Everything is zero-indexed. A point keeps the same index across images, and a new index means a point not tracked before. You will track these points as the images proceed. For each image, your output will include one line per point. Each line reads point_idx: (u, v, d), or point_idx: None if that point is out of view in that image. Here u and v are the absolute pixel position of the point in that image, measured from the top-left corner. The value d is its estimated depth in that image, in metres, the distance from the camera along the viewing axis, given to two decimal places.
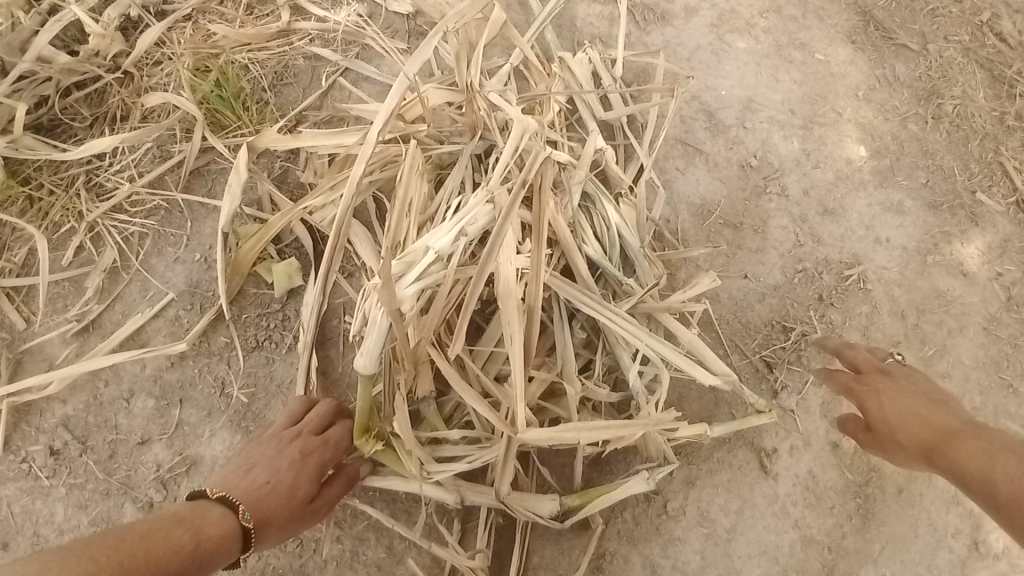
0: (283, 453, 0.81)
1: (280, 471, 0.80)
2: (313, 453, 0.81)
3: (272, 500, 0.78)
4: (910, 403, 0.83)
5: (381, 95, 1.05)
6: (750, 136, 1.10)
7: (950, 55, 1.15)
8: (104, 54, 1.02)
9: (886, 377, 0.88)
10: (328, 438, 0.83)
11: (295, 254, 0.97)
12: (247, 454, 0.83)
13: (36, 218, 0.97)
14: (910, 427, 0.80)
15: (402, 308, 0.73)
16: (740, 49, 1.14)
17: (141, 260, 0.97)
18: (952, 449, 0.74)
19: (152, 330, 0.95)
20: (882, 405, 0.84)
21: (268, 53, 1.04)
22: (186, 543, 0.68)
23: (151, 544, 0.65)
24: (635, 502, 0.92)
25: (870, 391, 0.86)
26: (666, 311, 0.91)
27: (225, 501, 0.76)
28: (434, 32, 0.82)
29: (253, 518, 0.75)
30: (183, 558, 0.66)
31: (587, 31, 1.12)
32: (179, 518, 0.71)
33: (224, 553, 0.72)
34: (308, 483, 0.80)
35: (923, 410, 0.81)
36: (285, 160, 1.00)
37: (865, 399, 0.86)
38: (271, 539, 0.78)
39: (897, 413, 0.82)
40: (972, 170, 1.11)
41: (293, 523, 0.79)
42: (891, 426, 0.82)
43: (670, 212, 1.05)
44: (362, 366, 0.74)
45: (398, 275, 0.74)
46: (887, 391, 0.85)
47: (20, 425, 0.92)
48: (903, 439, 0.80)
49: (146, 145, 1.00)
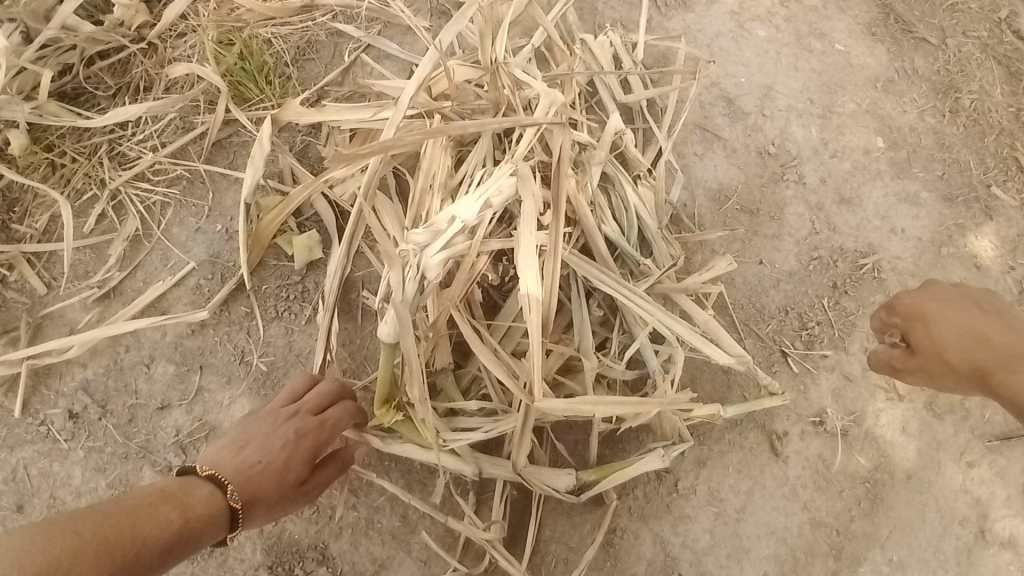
0: (278, 434, 0.80)
1: (272, 453, 0.79)
2: (307, 436, 0.80)
3: (262, 481, 0.77)
4: (959, 320, 0.81)
5: (402, 73, 1.05)
6: (769, 124, 1.10)
7: (969, 50, 1.15)
8: (128, 25, 1.02)
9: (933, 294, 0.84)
10: (326, 420, 0.82)
11: (315, 227, 0.98)
12: (242, 430, 0.82)
13: (59, 184, 0.98)
14: (963, 348, 0.79)
15: (426, 276, 0.76)
16: (761, 37, 1.14)
17: (163, 229, 0.98)
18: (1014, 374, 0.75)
19: (173, 298, 0.96)
20: (930, 325, 0.81)
21: (291, 28, 1.05)
22: (173, 520, 0.68)
23: (140, 520, 0.65)
24: (647, 479, 0.93)
25: (915, 316, 0.83)
26: (683, 292, 0.92)
27: (213, 479, 0.76)
28: (462, 12, 0.87)
29: (241, 499, 0.75)
30: (170, 536, 0.66)
31: (608, 15, 1.12)
32: (167, 494, 0.70)
33: (213, 531, 0.72)
34: (300, 467, 0.79)
35: (972, 328, 0.80)
36: (306, 135, 1.01)
37: (909, 317, 0.83)
38: (259, 519, 0.77)
39: (946, 334, 0.80)
40: (988, 164, 1.11)
41: (282, 505, 0.79)
42: (941, 348, 0.80)
43: (687, 196, 1.06)
44: (385, 334, 0.78)
45: (422, 245, 0.75)
46: (931, 311, 0.82)
47: (41, 387, 0.93)
48: (956, 362, 0.79)
49: (170, 116, 1.01)
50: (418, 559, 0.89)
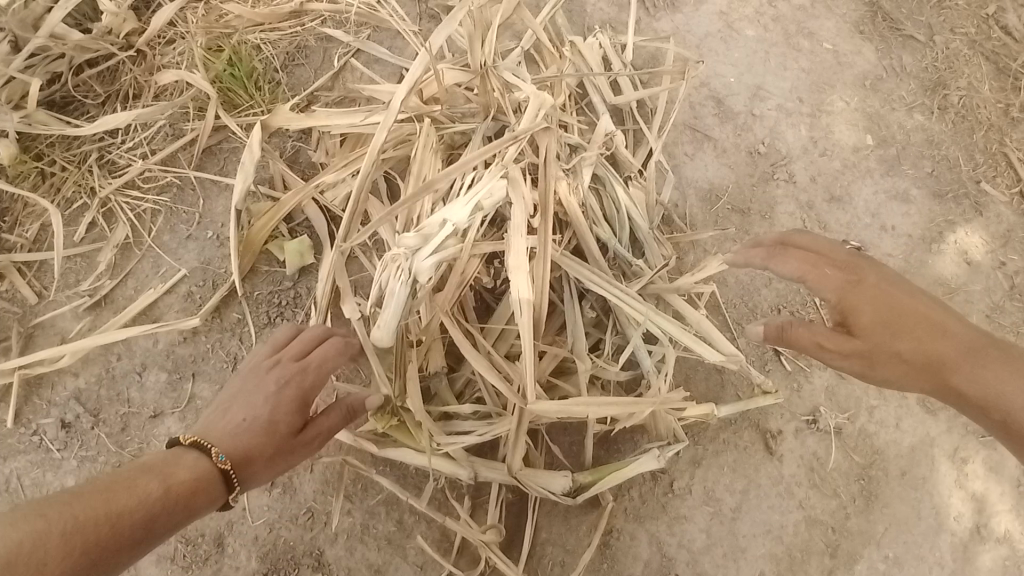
0: (261, 389, 0.75)
1: (256, 408, 0.74)
2: (288, 385, 0.75)
3: (251, 437, 0.72)
4: (894, 300, 0.72)
5: (391, 77, 1.05)
6: (758, 123, 1.11)
7: (956, 47, 1.16)
8: (116, 33, 1.02)
9: (869, 265, 0.74)
10: (307, 364, 0.77)
11: (306, 232, 0.97)
12: (228, 393, 0.78)
13: (49, 193, 0.98)
14: (901, 336, 0.71)
15: (418, 280, 0.76)
16: (749, 37, 1.15)
17: (154, 237, 0.98)
18: (956, 367, 0.71)
19: (165, 305, 0.96)
20: (870, 305, 0.71)
21: (280, 34, 1.05)
22: (153, 490, 0.63)
23: (115, 494, 0.61)
24: (642, 480, 0.93)
25: (853, 287, 0.72)
26: (676, 292, 0.92)
27: (199, 446, 0.71)
28: (450, 18, 0.88)
29: (228, 460, 0.70)
30: (151, 506, 0.62)
31: (597, 17, 1.13)
32: (148, 467, 0.66)
33: (206, 496, 0.67)
34: (287, 417, 0.74)
35: (904, 307, 0.72)
36: (297, 140, 1.01)
37: (849, 291, 0.71)
38: (259, 476, 0.72)
39: (883, 315, 0.71)
40: (977, 160, 1.12)
41: (281, 458, 0.73)
42: (876, 333, 0.71)
43: (679, 196, 1.06)
44: (378, 338, 0.77)
45: (414, 248, 0.75)
46: (868, 287, 0.72)
47: (34, 397, 0.93)
48: (896, 352, 0.71)
49: (159, 124, 1.01)
50: (414, 564, 0.89)
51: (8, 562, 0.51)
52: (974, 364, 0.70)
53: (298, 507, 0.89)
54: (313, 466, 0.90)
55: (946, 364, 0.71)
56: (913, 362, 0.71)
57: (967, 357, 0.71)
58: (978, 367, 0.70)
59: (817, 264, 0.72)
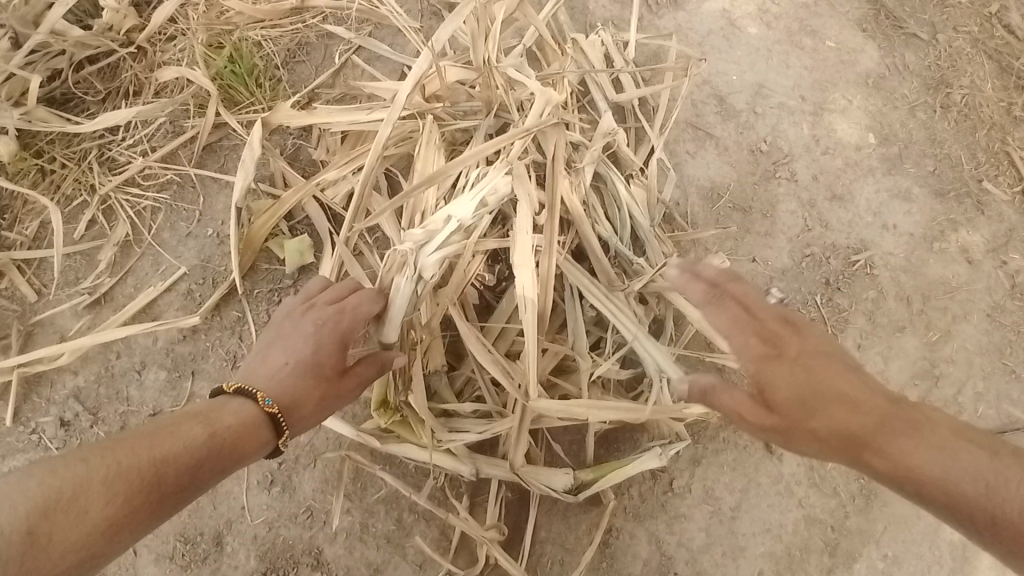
0: (302, 334, 0.74)
1: (299, 353, 0.73)
2: (329, 328, 0.74)
3: (295, 381, 0.71)
4: (813, 368, 0.65)
5: (392, 74, 1.05)
6: (759, 122, 1.10)
7: (960, 45, 1.16)
8: (117, 29, 1.02)
9: (801, 331, 0.69)
10: (343, 307, 0.76)
11: (307, 230, 0.98)
12: (265, 343, 0.76)
13: (48, 190, 0.98)
14: (822, 405, 0.63)
15: (424, 276, 0.76)
16: (751, 35, 1.14)
17: (154, 234, 0.98)
18: (885, 445, 0.60)
19: (164, 303, 0.96)
20: (786, 370, 0.65)
21: (281, 30, 1.05)
22: (197, 436, 0.62)
23: (158, 440, 0.60)
24: (641, 479, 0.93)
25: (770, 351, 0.67)
26: (677, 290, 0.91)
27: (242, 392, 0.70)
28: (456, 12, 0.87)
29: (276, 404, 0.69)
30: (194, 452, 0.60)
31: (599, 14, 1.12)
32: (193, 413, 0.65)
33: (253, 442, 0.66)
34: (330, 359, 0.73)
35: (824, 376, 0.65)
36: (297, 137, 1.01)
37: (765, 355, 0.67)
38: (307, 420, 0.71)
39: (799, 382, 0.64)
40: (979, 159, 1.11)
41: (328, 400, 0.72)
42: (797, 402, 0.64)
43: (680, 194, 1.06)
44: (386, 335, 0.79)
45: (420, 243, 0.76)
46: (787, 352, 0.67)
47: (34, 395, 0.93)
48: (817, 425, 0.63)
49: (159, 121, 1.00)
50: (413, 562, 0.89)
51: (48, 511, 0.50)
52: (892, 437, 0.61)
53: (297, 505, 0.90)
54: (313, 465, 0.91)
55: (864, 437, 0.62)
56: (839, 435, 0.63)
57: (900, 433, 0.61)
58: (914, 445, 0.60)
59: (744, 327, 0.69)
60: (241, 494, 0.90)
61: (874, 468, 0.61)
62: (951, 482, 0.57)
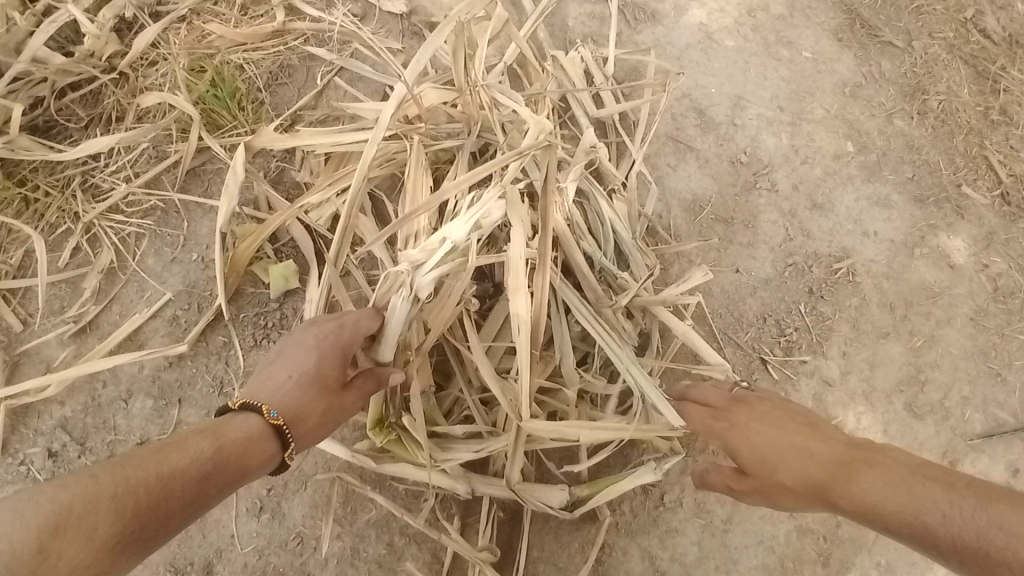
0: (304, 348, 0.75)
1: (301, 366, 0.73)
2: (330, 342, 0.75)
3: (299, 393, 0.71)
4: (767, 433, 0.75)
5: (375, 94, 1.05)
6: (739, 133, 1.12)
7: (935, 52, 1.18)
8: (99, 56, 1.02)
9: (757, 401, 0.80)
10: (343, 320, 0.77)
11: (292, 254, 0.98)
12: (267, 362, 0.77)
13: (32, 220, 0.98)
14: (786, 463, 0.72)
15: (419, 296, 0.76)
16: (729, 48, 1.16)
17: (139, 261, 0.98)
18: (844, 486, 0.67)
19: (150, 330, 0.96)
20: (746, 440, 0.75)
21: (263, 53, 1.05)
22: (204, 451, 0.61)
23: (165, 455, 0.59)
24: (633, 494, 0.93)
25: (728, 422, 0.78)
26: (663, 304, 0.91)
27: (246, 407, 0.70)
28: (444, 24, 0.84)
29: (281, 416, 0.69)
30: (201, 467, 0.60)
31: (578, 31, 1.14)
32: (198, 428, 0.65)
33: (259, 456, 0.66)
34: (333, 370, 0.74)
35: (783, 439, 0.74)
36: (281, 160, 1.01)
37: (726, 432, 0.77)
38: (310, 432, 0.71)
39: (758, 446, 0.74)
40: (958, 164, 1.13)
41: (331, 413, 0.73)
42: (765, 467, 0.73)
43: (663, 207, 1.07)
44: (381, 352, 0.79)
45: (415, 263, 0.75)
46: (744, 425, 0.77)
47: (21, 426, 0.92)
48: (786, 481, 0.72)
49: (143, 146, 1.00)
50: None
51: (58, 529, 0.49)
52: (845, 481, 0.68)
53: (287, 532, 0.89)
54: (303, 490, 0.90)
55: (824, 483, 0.69)
56: (807, 487, 0.71)
57: (852, 473, 0.68)
58: (865, 481, 0.66)
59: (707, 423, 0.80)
60: (231, 521, 0.89)
61: (845, 512, 0.68)
62: (899, 512, 0.62)
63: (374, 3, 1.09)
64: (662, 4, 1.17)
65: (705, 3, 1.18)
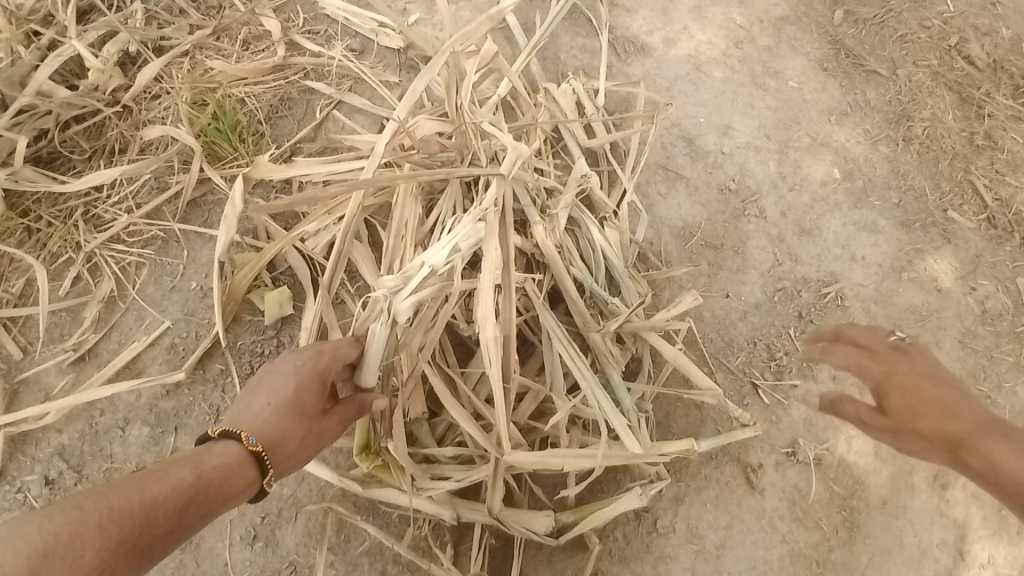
0: (281, 376, 0.76)
1: (279, 393, 0.74)
2: (308, 369, 0.76)
3: (279, 421, 0.72)
4: (925, 384, 0.76)
5: (372, 126, 1.08)
6: (728, 161, 1.14)
7: (920, 79, 1.21)
8: (103, 89, 1.05)
9: (913, 356, 0.81)
10: (323, 348, 0.78)
11: (289, 281, 1.00)
12: (250, 389, 0.78)
13: (34, 249, 1.00)
14: (931, 414, 0.74)
15: (397, 320, 0.77)
16: (717, 78, 1.20)
17: (138, 289, 0.99)
18: (976, 444, 0.69)
19: (148, 358, 0.97)
20: (899, 385, 0.77)
21: (264, 87, 1.09)
22: (185, 479, 0.62)
23: (147, 484, 0.59)
24: (625, 519, 0.94)
25: (882, 365, 0.80)
26: (652, 329, 0.93)
27: (227, 435, 0.70)
28: (439, 53, 0.86)
29: (260, 442, 0.70)
30: (182, 494, 0.61)
31: (570, 64, 1.18)
32: (178, 457, 0.65)
33: (238, 482, 0.67)
34: (312, 397, 0.75)
35: (937, 392, 0.75)
36: (279, 190, 1.04)
37: (878, 373, 0.79)
38: (290, 459, 0.72)
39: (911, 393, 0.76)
40: (943, 189, 1.16)
41: (311, 439, 0.74)
42: (911, 412, 0.75)
43: (653, 234, 1.09)
44: (364, 379, 0.80)
45: (393, 288, 0.76)
46: (904, 373, 0.78)
47: (19, 454, 0.93)
48: (925, 429, 0.74)
49: (145, 178, 1.03)
50: None
51: (46, 556, 0.48)
52: (983, 439, 0.69)
53: (281, 560, 0.89)
54: (297, 517, 0.90)
55: (959, 438, 0.71)
56: (941, 438, 0.72)
57: (991, 438, 0.69)
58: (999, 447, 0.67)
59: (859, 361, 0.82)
60: (224, 550, 0.89)
61: (973, 468, 0.68)
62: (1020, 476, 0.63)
63: (371, 37, 1.12)
64: (652, 37, 1.21)
65: (694, 36, 1.22)
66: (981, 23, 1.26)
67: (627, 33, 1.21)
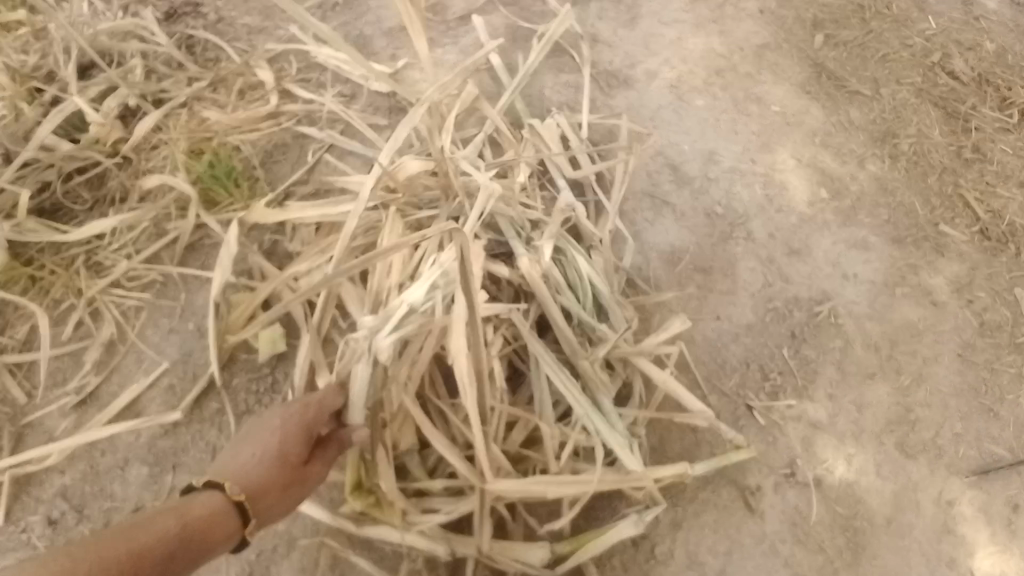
0: (267, 426, 0.77)
1: (264, 444, 0.75)
2: (293, 420, 0.77)
3: (262, 471, 0.73)
4: None
5: (362, 166, 1.12)
6: (714, 186, 1.17)
7: (904, 97, 1.24)
8: (104, 142, 1.10)
9: None
10: (308, 399, 0.80)
11: (283, 320, 1.02)
12: (235, 440, 0.79)
13: (38, 296, 1.03)
14: None
15: (379, 356, 0.81)
16: (700, 106, 1.23)
17: (138, 332, 1.02)
18: None
19: (147, 399, 0.98)
20: None
21: (258, 134, 1.13)
22: (171, 528, 0.63)
23: (133, 534, 0.60)
24: (623, 547, 0.92)
25: None
26: (641, 354, 0.95)
27: (212, 484, 0.71)
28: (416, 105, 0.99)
29: (243, 492, 0.71)
30: (169, 543, 0.61)
31: (554, 99, 1.21)
32: (164, 507, 0.66)
33: (221, 532, 0.68)
34: (297, 447, 0.76)
35: None
36: (273, 233, 1.05)
37: None
38: (273, 509, 0.73)
39: None
40: (933, 204, 1.17)
41: (293, 489, 0.75)
42: None
43: (642, 260, 1.10)
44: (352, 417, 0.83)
45: (376, 328, 0.82)
46: None
47: (20, 497, 0.94)
48: None
49: (144, 225, 1.06)
50: None
51: None
52: None
53: None
54: (291, 555, 0.90)
55: None
56: None
57: None
58: None
59: None
60: None
61: None
62: None
63: (361, 83, 1.17)
64: (634, 71, 1.25)
65: (676, 66, 1.26)
66: (964, 39, 1.30)
67: (610, 68, 1.25)
